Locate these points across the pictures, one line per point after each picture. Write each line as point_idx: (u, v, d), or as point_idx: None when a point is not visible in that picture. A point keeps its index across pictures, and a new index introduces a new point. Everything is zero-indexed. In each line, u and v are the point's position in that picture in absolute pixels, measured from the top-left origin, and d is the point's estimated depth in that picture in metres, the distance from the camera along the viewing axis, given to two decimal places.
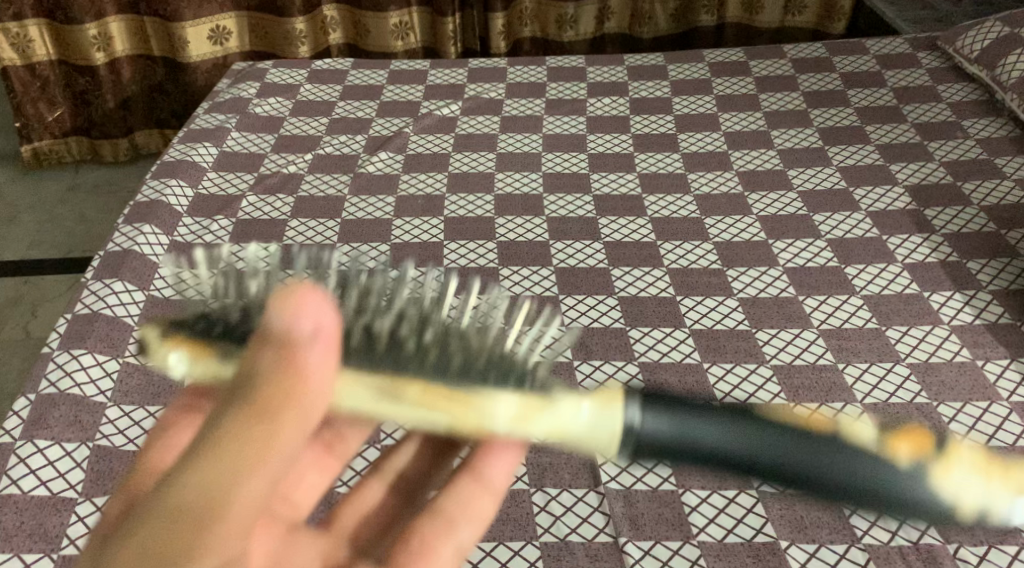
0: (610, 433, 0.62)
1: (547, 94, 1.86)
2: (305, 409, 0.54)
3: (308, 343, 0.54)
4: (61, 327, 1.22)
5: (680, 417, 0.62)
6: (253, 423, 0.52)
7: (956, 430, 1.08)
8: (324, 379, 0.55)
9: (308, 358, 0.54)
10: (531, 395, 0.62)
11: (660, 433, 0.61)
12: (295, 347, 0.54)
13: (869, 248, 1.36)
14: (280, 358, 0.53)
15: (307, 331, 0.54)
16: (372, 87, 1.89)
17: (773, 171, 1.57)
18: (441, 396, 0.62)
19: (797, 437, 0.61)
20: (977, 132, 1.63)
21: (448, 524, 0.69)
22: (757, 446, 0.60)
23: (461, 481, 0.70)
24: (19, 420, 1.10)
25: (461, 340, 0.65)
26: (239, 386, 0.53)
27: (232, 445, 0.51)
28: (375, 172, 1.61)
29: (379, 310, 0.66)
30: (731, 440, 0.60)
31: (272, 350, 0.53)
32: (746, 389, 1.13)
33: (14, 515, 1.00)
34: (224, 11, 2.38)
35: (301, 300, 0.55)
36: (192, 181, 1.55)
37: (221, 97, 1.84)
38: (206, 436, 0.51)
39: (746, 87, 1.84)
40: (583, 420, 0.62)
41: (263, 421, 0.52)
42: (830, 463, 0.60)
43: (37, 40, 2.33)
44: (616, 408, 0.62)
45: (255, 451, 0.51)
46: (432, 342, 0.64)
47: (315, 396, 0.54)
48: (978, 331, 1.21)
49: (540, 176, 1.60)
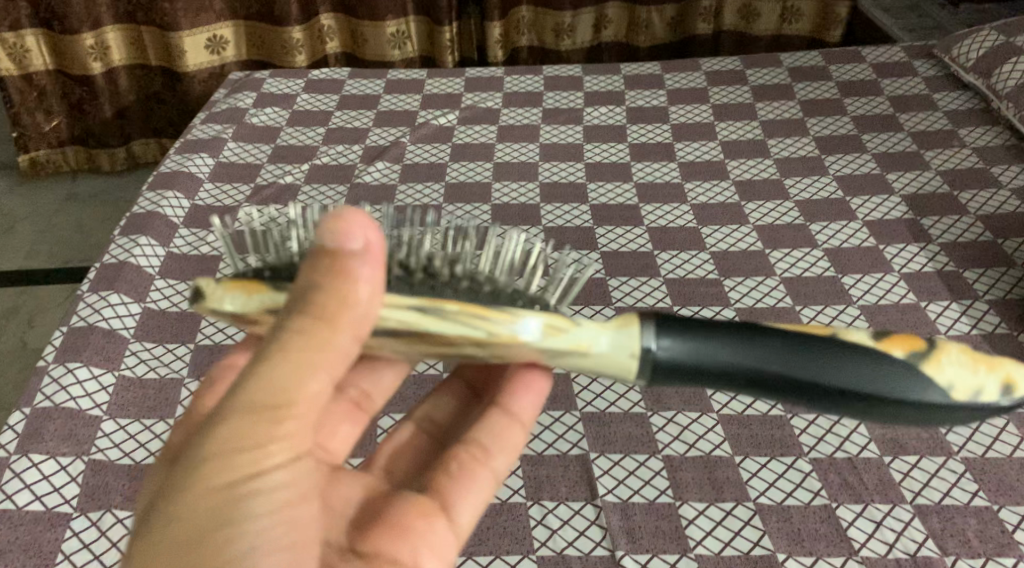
0: (630, 352, 0.78)
1: (544, 104, 1.86)
2: (355, 316, 0.71)
3: (355, 258, 0.70)
4: (56, 340, 1.22)
5: (695, 337, 0.77)
6: (312, 325, 0.69)
7: (952, 442, 1.07)
8: (368, 291, 0.71)
9: (357, 268, 0.70)
10: (554, 318, 0.79)
11: (679, 352, 0.77)
12: (347, 262, 0.70)
13: (865, 258, 1.36)
14: (336, 271, 0.70)
15: (356, 248, 0.70)
16: (368, 97, 1.90)
17: (769, 181, 1.57)
18: (479, 315, 0.79)
19: (791, 350, 0.77)
20: (973, 141, 1.63)
21: (484, 453, 0.87)
22: (758, 359, 0.76)
23: (495, 417, 0.89)
24: (14, 434, 1.10)
25: (488, 279, 0.82)
26: (299, 295, 0.70)
27: (295, 342, 0.68)
28: (371, 182, 1.61)
29: (414, 249, 0.83)
30: (737, 355, 0.76)
31: (326, 267, 0.70)
32: (743, 400, 1.13)
33: (10, 530, 1.00)
34: (221, 21, 2.38)
35: (347, 225, 0.71)
36: (188, 192, 1.55)
37: (217, 107, 1.84)
38: (281, 340, 0.68)
39: (742, 96, 1.84)
40: (601, 343, 0.79)
41: (319, 324, 0.69)
42: (818, 369, 0.76)
43: (33, 50, 2.33)
44: (631, 328, 0.79)
45: (313, 346, 0.69)
46: (465, 278, 0.82)
47: (362, 306, 0.71)
48: (975, 341, 1.21)
49: (536, 186, 1.60)
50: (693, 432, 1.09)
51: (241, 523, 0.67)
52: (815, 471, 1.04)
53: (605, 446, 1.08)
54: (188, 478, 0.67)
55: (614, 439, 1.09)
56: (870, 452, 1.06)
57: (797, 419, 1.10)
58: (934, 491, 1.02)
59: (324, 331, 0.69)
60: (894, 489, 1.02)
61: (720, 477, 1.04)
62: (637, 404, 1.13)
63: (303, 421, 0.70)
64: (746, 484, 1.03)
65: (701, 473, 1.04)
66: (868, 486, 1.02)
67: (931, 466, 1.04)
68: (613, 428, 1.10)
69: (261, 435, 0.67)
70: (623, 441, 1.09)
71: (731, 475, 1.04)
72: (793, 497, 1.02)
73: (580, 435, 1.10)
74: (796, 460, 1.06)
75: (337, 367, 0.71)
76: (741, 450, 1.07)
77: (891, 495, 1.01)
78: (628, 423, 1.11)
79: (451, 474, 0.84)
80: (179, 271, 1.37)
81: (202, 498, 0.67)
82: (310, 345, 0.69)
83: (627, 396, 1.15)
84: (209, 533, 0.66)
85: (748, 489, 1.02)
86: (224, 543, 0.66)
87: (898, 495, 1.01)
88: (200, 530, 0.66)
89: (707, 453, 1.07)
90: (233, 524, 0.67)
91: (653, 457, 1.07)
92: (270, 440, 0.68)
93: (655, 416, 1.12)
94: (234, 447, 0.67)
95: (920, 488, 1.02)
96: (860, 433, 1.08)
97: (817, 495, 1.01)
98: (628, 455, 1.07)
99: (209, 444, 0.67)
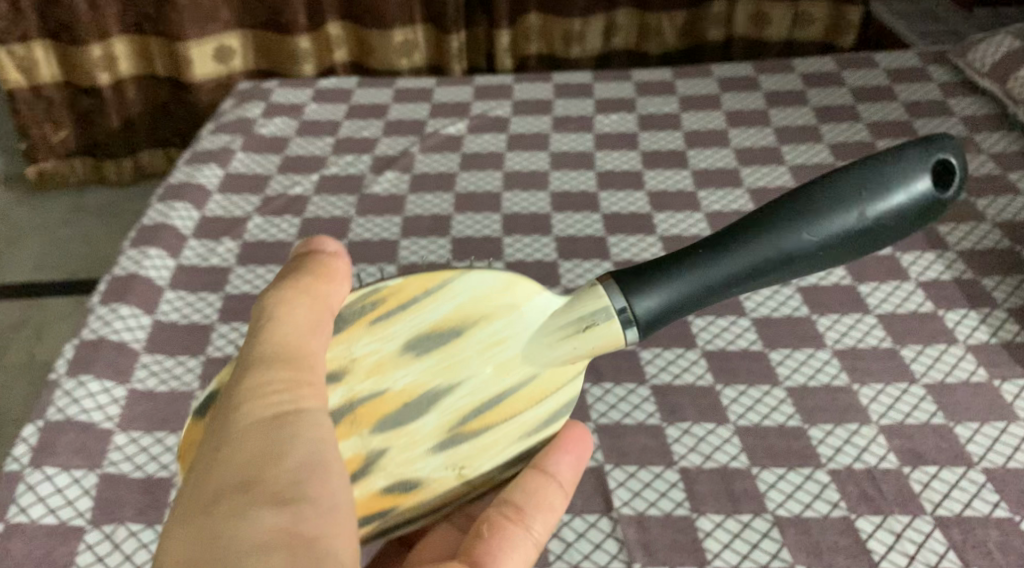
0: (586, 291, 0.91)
1: (554, 111, 1.85)
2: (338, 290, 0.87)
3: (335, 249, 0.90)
4: (67, 353, 1.21)
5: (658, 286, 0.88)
6: (312, 289, 0.84)
7: (973, 452, 1.05)
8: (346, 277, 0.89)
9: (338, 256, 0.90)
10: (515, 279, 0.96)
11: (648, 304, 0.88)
12: (325, 257, 0.88)
13: (882, 265, 1.35)
14: (317, 260, 0.88)
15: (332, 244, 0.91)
16: (377, 106, 1.89)
17: (782, 188, 1.56)
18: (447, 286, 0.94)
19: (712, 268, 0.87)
20: (989, 147, 1.62)
21: (519, 512, 0.85)
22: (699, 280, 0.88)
23: (532, 476, 0.89)
24: (27, 447, 1.09)
25: None
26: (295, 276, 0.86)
27: (302, 301, 0.83)
28: (382, 192, 1.60)
29: None
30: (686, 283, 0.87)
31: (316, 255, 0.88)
32: (760, 411, 1.11)
33: (24, 543, 0.99)
34: (229, 31, 2.38)
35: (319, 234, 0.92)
36: (197, 203, 1.54)
37: (227, 118, 1.84)
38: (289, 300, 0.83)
39: (754, 103, 1.83)
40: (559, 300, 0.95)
41: (318, 289, 0.85)
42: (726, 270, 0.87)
43: (42, 62, 2.33)
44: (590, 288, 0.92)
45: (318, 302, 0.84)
46: None
47: (344, 289, 0.88)
48: (994, 349, 1.19)
49: (547, 195, 1.59)
50: (710, 443, 1.07)
51: (285, 451, 0.75)
52: (834, 482, 1.02)
53: (620, 458, 1.07)
54: (229, 421, 0.76)
55: (629, 450, 1.08)
56: (889, 462, 1.04)
57: (815, 429, 1.09)
58: (955, 501, 1.00)
59: (321, 299, 0.84)
60: (914, 500, 1.00)
61: (738, 489, 1.02)
62: (652, 415, 1.12)
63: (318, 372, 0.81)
64: (763, 496, 1.01)
65: (718, 485, 1.03)
66: (888, 497, 1.00)
67: (952, 476, 1.02)
68: (628, 440, 1.09)
69: (289, 380, 0.79)
70: (638, 452, 1.07)
71: (749, 487, 1.02)
72: (812, 508, 1.00)
73: (596, 447, 1.08)
74: (815, 470, 1.04)
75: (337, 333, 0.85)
76: (758, 461, 1.05)
77: (911, 506, 0.99)
78: (643, 434, 1.09)
79: (485, 536, 0.81)
80: (189, 282, 1.36)
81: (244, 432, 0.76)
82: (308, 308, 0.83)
83: (642, 407, 1.13)
84: (260, 458, 0.74)
85: (766, 501, 1.01)
86: (272, 466, 0.74)
87: (918, 506, 0.99)
88: (251, 457, 0.74)
89: (724, 464, 1.05)
90: (276, 451, 0.75)
91: (669, 469, 1.05)
92: (296, 379, 0.79)
93: (670, 427, 1.10)
94: (266, 389, 0.77)
95: (940, 499, 1.00)
96: (879, 443, 1.06)
97: (836, 506, 1.00)
98: (644, 467, 1.05)
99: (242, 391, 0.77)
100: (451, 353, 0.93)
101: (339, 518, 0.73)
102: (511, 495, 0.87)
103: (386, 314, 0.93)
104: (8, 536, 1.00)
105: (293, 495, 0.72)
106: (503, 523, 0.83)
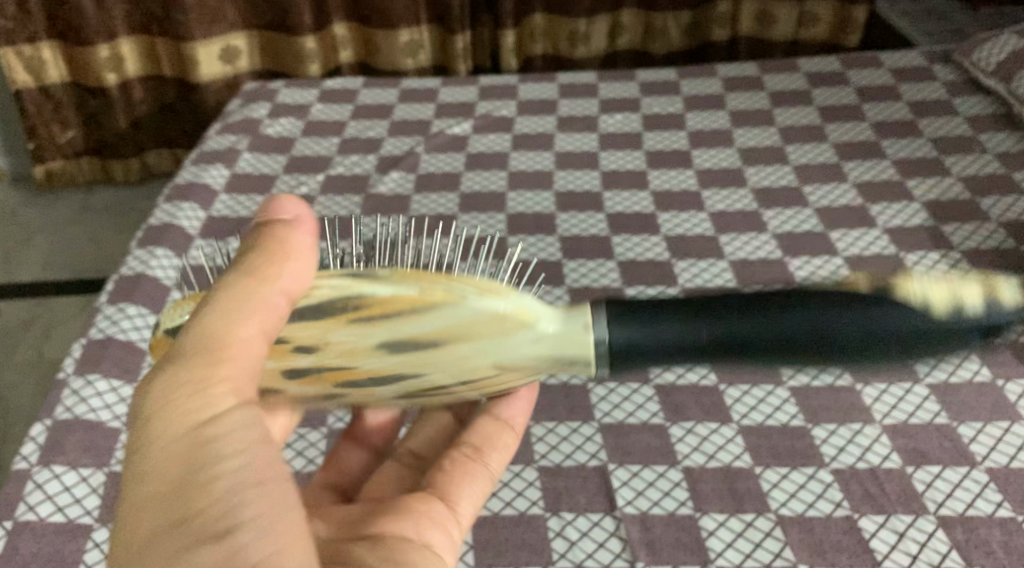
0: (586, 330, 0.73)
1: (558, 111, 1.85)
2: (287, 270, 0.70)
3: (290, 224, 0.72)
4: (75, 352, 1.22)
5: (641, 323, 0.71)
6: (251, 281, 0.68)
7: (977, 452, 1.05)
8: (302, 251, 0.71)
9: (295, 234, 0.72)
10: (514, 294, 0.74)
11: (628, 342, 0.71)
12: (281, 228, 0.72)
13: (886, 265, 1.35)
14: (264, 238, 0.71)
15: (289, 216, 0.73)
16: (383, 106, 1.90)
17: (787, 188, 1.57)
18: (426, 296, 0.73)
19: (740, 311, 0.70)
20: (994, 146, 1.62)
21: (477, 451, 0.86)
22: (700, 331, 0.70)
23: (485, 422, 0.89)
24: (35, 445, 1.10)
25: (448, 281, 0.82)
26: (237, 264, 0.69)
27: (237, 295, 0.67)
28: (387, 192, 1.61)
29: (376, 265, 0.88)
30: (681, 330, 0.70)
31: (274, 233, 0.71)
32: (763, 410, 1.12)
33: (32, 541, 1.00)
34: (235, 32, 2.40)
35: (280, 204, 0.74)
36: (203, 203, 1.55)
37: (233, 118, 1.84)
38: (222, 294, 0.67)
39: (759, 102, 1.83)
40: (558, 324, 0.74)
41: (259, 279, 0.68)
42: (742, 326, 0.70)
43: (49, 62, 2.34)
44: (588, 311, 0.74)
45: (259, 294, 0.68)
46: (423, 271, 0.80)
47: (301, 272, 0.70)
48: (998, 349, 1.19)
49: (552, 195, 1.59)
50: (713, 443, 1.08)
51: (212, 473, 0.61)
52: (838, 482, 1.03)
53: (623, 457, 1.07)
54: (142, 437, 0.63)
55: (633, 450, 1.08)
56: (892, 462, 1.04)
57: (818, 428, 1.09)
58: (958, 501, 1.00)
59: (261, 283, 0.68)
60: (917, 500, 1.00)
61: (741, 488, 1.02)
62: (655, 414, 1.12)
63: (246, 369, 0.66)
64: (766, 495, 1.01)
65: (721, 484, 1.03)
66: (891, 497, 1.00)
67: (955, 476, 1.02)
68: (632, 439, 1.09)
69: (209, 383, 0.64)
70: (642, 452, 1.08)
71: (752, 486, 1.02)
72: (815, 507, 1.00)
73: (599, 446, 1.09)
74: (818, 470, 1.04)
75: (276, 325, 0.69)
76: (762, 461, 1.05)
77: (914, 506, 0.99)
78: (647, 433, 1.10)
79: (443, 471, 0.84)
80: (196, 282, 1.37)
81: (162, 446, 0.62)
82: (241, 298, 0.67)
83: (645, 406, 1.14)
84: (184, 478, 0.61)
85: (769, 500, 1.01)
86: (201, 486, 0.61)
87: (921, 506, 0.99)
88: (173, 474, 0.61)
89: (727, 464, 1.05)
90: (203, 472, 0.61)
91: (673, 468, 1.05)
92: (221, 384, 0.64)
93: (674, 426, 1.10)
94: (184, 395, 0.63)
95: (943, 499, 1.00)
96: (883, 442, 1.07)
97: (840, 506, 1.00)
98: (647, 466, 1.06)
99: (156, 397, 0.63)
100: (418, 366, 0.75)
101: (283, 533, 0.60)
102: (466, 435, 0.88)
103: (369, 319, 0.74)
104: (17, 534, 1.00)
105: (224, 521, 0.60)
106: (460, 459, 0.85)
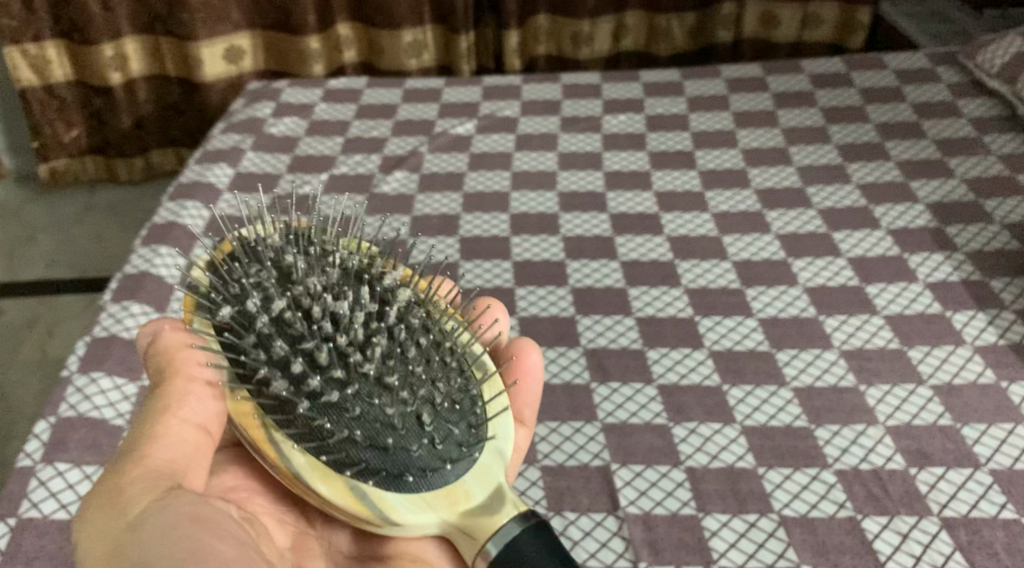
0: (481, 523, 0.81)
1: (561, 112, 1.85)
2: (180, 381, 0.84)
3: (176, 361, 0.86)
4: (79, 350, 1.22)
5: None
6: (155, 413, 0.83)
7: (980, 453, 1.05)
8: (193, 358, 0.86)
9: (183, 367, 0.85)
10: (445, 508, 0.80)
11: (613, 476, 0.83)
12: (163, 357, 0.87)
13: (889, 267, 1.35)
14: (159, 368, 0.86)
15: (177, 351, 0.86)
16: (386, 106, 1.90)
17: (790, 189, 1.56)
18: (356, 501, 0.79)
19: None
20: (998, 148, 1.62)
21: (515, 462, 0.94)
22: None
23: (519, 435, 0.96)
24: (39, 443, 1.10)
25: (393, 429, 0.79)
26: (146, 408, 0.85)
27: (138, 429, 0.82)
28: (390, 192, 1.62)
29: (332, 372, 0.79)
30: None
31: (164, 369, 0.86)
32: (767, 411, 1.12)
33: (36, 539, 1.00)
34: (239, 31, 2.40)
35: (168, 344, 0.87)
36: (207, 203, 1.55)
37: (237, 117, 1.85)
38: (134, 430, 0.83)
39: (763, 103, 1.83)
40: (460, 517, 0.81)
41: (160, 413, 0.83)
42: None
43: (54, 62, 2.35)
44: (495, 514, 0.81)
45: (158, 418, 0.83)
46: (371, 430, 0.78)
47: (190, 403, 0.84)
48: (1002, 351, 1.18)
49: (555, 195, 1.59)
50: (716, 443, 1.08)
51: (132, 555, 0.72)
52: (841, 483, 1.02)
53: (626, 457, 1.07)
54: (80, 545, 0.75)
55: (635, 450, 1.08)
56: (896, 463, 1.04)
57: (821, 429, 1.09)
58: (962, 502, 1.00)
59: (161, 414, 0.83)
60: (920, 501, 1.00)
61: (744, 488, 1.02)
62: (658, 415, 1.12)
63: (158, 471, 0.79)
64: (770, 496, 1.01)
65: (724, 484, 1.03)
66: (895, 498, 1.00)
67: (959, 478, 1.02)
68: (635, 439, 1.09)
69: (143, 487, 0.76)
70: (644, 451, 1.07)
71: (755, 486, 1.02)
72: (818, 508, 1.00)
73: (602, 446, 1.08)
74: (821, 471, 1.04)
75: (190, 430, 0.83)
76: (765, 461, 1.05)
77: (917, 506, 0.99)
78: (650, 433, 1.10)
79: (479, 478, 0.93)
80: None
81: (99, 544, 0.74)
82: (152, 425, 0.82)
83: (648, 407, 1.14)
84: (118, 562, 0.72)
85: (772, 501, 1.01)
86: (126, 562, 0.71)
87: (924, 507, 0.99)
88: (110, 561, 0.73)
89: (731, 464, 1.05)
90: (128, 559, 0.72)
91: (676, 468, 1.05)
92: (130, 489, 0.76)
93: (677, 427, 1.10)
94: (103, 507, 0.76)
95: (946, 500, 1.00)
96: (886, 443, 1.06)
97: (843, 507, 1.00)
98: (650, 466, 1.06)
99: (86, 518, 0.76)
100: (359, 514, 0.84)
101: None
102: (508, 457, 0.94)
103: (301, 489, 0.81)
104: (21, 530, 1.00)
105: None
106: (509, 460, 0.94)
